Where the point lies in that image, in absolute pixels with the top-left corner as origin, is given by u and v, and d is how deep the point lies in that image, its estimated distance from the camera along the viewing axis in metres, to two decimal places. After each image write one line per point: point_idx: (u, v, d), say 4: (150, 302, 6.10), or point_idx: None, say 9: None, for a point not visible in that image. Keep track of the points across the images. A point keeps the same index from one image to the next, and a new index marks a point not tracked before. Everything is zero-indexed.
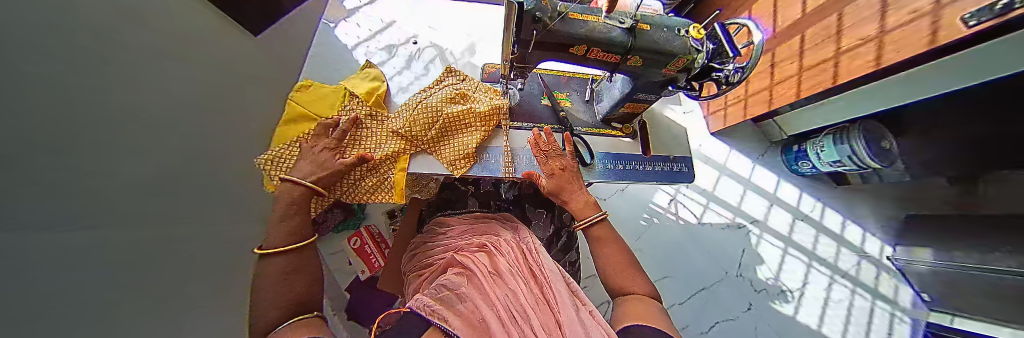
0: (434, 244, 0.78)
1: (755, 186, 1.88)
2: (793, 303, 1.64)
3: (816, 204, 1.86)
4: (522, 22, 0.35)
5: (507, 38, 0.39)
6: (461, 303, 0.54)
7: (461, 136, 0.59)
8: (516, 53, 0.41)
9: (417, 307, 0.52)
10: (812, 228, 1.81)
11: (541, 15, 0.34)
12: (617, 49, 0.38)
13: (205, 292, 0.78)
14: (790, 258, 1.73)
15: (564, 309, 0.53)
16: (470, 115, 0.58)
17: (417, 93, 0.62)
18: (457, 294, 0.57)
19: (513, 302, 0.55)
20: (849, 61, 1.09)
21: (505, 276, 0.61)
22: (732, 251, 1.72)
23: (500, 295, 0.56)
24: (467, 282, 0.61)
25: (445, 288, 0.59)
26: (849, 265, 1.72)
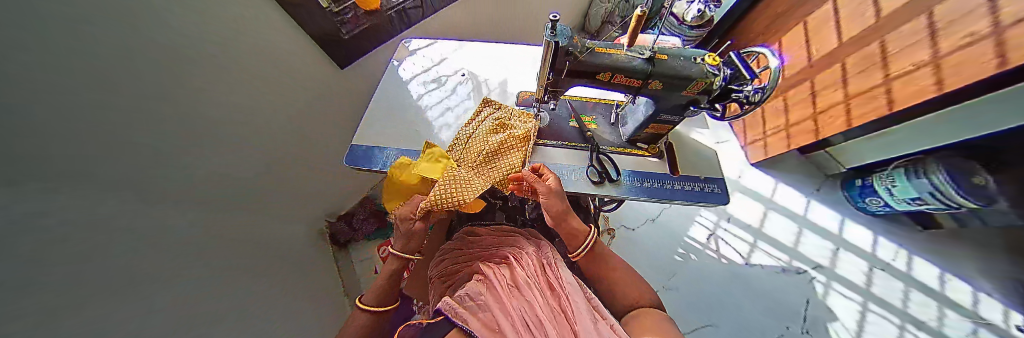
0: (460, 252, 0.83)
1: (812, 224, 1.66)
2: None
3: (899, 251, 1.57)
4: (558, 54, 0.43)
5: (543, 68, 0.47)
6: (481, 311, 0.57)
7: (506, 158, 0.65)
8: (550, 80, 0.49)
9: (440, 312, 0.56)
10: (897, 279, 1.50)
11: (572, 49, 0.43)
12: (639, 75, 0.45)
13: (247, 287, 0.86)
14: (873, 317, 1.41)
15: (580, 322, 0.53)
16: (511, 139, 0.65)
17: (464, 127, 0.72)
18: (477, 303, 0.60)
19: (528, 313, 0.57)
20: (903, 86, 1.02)
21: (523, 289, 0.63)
22: (792, 300, 1.46)
23: (518, 306, 0.58)
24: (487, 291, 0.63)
25: (466, 297, 0.62)
26: (963, 334, 1.35)
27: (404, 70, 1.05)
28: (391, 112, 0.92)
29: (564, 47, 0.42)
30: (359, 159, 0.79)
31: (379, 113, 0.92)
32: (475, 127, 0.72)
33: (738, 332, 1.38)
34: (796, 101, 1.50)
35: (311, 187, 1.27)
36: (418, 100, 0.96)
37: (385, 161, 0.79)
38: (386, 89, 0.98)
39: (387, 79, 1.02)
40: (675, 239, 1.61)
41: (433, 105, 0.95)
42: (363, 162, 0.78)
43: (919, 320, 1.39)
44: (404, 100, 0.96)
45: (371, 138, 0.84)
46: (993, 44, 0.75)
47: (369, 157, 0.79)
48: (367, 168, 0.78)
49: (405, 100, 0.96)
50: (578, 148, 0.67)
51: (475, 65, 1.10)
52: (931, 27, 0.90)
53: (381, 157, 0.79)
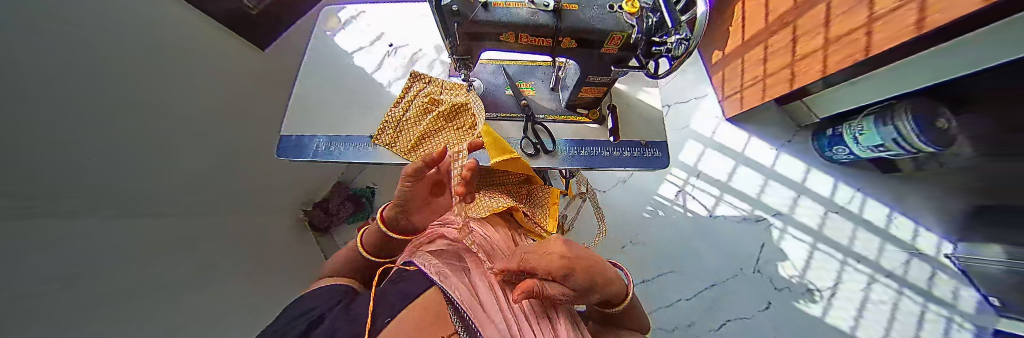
0: None
1: (778, 175, 1.71)
2: (821, 303, 1.46)
3: (856, 195, 1.65)
4: (444, 15, 0.38)
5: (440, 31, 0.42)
6: (462, 272, 0.55)
7: (447, 134, 0.62)
8: (454, 46, 0.44)
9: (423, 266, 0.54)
10: (849, 221, 1.61)
11: (461, 9, 0.37)
12: (545, 32, 0.39)
13: (244, 265, 0.90)
14: (820, 254, 1.55)
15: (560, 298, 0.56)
16: (441, 119, 0.62)
17: (393, 108, 0.65)
18: (461, 266, 0.57)
19: (507, 281, 0.55)
20: (884, 27, 0.94)
21: (506, 253, 0.61)
22: (751, 245, 1.59)
23: (500, 272, 0.56)
24: (468, 253, 0.61)
25: (447, 257, 0.60)
26: (895, 263, 1.50)
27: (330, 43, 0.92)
28: (320, 82, 0.83)
29: (446, 5, 0.36)
30: (290, 150, 0.73)
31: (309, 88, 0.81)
32: (406, 109, 0.65)
33: (698, 275, 1.53)
34: (778, 48, 1.38)
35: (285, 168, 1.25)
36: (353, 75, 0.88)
37: (316, 151, 0.73)
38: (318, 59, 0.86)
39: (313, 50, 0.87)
40: (646, 198, 1.66)
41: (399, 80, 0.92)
42: (294, 153, 0.73)
43: (861, 255, 1.54)
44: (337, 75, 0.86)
45: (307, 121, 0.77)
46: None
47: (301, 143, 0.74)
48: (301, 157, 0.73)
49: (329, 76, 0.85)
50: (514, 119, 0.63)
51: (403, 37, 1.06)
52: None
53: (311, 146, 0.74)
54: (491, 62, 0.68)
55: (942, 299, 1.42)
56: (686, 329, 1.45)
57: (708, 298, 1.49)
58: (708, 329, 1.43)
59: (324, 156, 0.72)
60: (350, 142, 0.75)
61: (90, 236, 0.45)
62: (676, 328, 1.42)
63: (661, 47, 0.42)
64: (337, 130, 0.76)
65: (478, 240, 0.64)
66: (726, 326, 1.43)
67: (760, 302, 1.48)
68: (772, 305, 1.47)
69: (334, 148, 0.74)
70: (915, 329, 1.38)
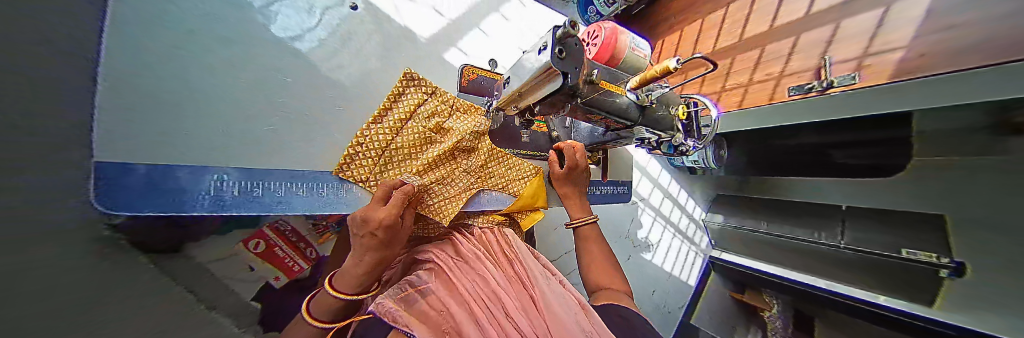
0: None
1: (648, 172, 2.17)
2: (652, 253, 2.18)
3: (680, 188, 2.28)
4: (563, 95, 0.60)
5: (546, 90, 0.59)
6: (427, 297, 0.60)
7: (450, 170, 0.68)
8: (548, 106, 0.67)
9: (380, 312, 0.53)
10: (673, 205, 2.25)
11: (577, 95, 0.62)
12: (623, 121, 0.74)
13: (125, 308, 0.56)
14: (656, 225, 2.22)
15: (538, 286, 0.68)
16: (449, 151, 0.67)
17: (381, 133, 0.63)
18: (420, 291, 0.62)
19: (479, 286, 0.65)
20: (727, 98, 1.35)
21: (474, 267, 0.69)
22: (625, 221, 2.13)
23: (470, 287, 0.64)
24: (434, 276, 0.66)
25: (409, 285, 0.63)
26: (690, 227, 2.30)
27: (202, 16, 0.66)
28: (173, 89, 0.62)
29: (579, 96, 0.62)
30: (134, 199, 0.50)
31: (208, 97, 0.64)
32: (399, 130, 0.65)
33: None
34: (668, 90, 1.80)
35: None
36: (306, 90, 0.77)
37: (213, 196, 0.57)
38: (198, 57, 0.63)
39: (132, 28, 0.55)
40: None
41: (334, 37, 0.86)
42: (133, 201, 0.50)
43: (677, 225, 2.27)
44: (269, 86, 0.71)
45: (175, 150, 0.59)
46: (773, 84, 1.15)
47: (148, 172, 0.53)
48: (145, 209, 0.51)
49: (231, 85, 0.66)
50: None
51: (374, 33, 0.95)
52: (758, 59, 1.20)
53: (202, 189, 0.57)
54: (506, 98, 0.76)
55: None
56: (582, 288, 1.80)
57: None
58: None
59: (237, 207, 0.59)
60: (282, 184, 0.66)
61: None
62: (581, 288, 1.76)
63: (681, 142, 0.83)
64: (300, 167, 0.70)
65: (442, 257, 0.71)
66: None
67: (624, 257, 2.09)
68: (630, 259, 2.13)
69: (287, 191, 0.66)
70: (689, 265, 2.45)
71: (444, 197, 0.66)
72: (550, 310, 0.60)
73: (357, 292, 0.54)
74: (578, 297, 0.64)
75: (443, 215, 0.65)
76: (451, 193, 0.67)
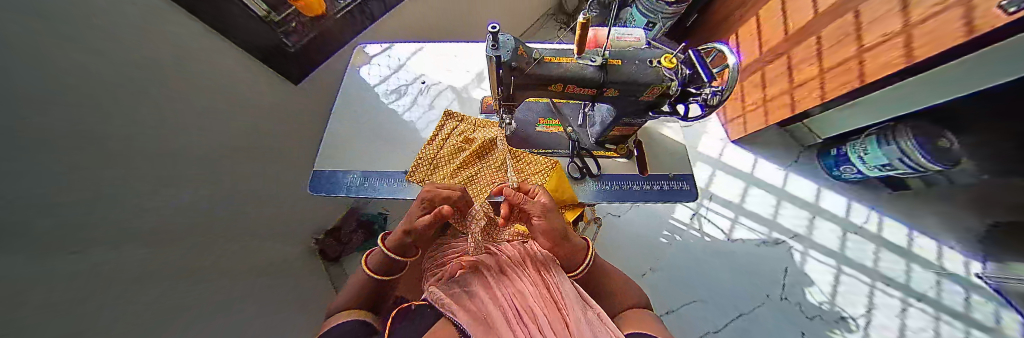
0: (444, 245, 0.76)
1: (790, 196, 1.69)
2: (856, 333, 1.40)
3: (870, 214, 1.65)
4: (502, 70, 0.41)
5: (492, 83, 0.46)
6: (468, 299, 0.50)
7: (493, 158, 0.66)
8: (502, 95, 0.48)
9: (431, 298, 0.49)
10: (868, 241, 1.60)
11: (517, 64, 0.41)
12: (590, 85, 0.43)
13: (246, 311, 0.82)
14: (846, 278, 1.51)
15: (572, 310, 0.45)
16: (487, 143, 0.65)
17: (426, 147, 0.69)
18: (467, 292, 0.52)
19: (516, 301, 0.49)
20: (872, 59, 1.02)
21: (511, 274, 0.56)
22: (774, 271, 1.54)
23: (506, 293, 0.51)
24: (477, 280, 0.56)
25: (456, 284, 0.55)
26: (925, 286, 1.49)
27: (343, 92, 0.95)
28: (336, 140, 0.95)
29: (506, 63, 0.40)
30: (324, 187, 0.74)
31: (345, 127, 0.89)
32: (440, 147, 0.69)
33: (724, 304, 1.47)
34: (773, 76, 1.48)
35: (294, 205, 1.22)
36: (394, 134, 0.87)
37: (349, 186, 0.74)
38: (341, 120, 0.88)
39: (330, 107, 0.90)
40: (661, 221, 1.64)
41: (400, 98, 0.96)
42: (320, 187, 0.73)
43: (887, 277, 1.52)
44: (377, 130, 0.87)
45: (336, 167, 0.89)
46: (961, 11, 0.73)
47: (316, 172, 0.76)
48: (333, 193, 0.73)
49: (358, 133, 0.85)
50: (546, 154, 0.66)
51: None
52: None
53: (345, 181, 0.74)
54: (528, 99, 0.71)
55: (982, 324, 1.39)
56: None
57: (738, 329, 1.42)
58: None
59: (358, 192, 0.72)
60: (385, 178, 0.76)
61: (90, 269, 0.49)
62: None
63: (696, 97, 0.45)
64: (371, 165, 0.78)
65: (488, 265, 0.60)
66: None
67: (794, 334, 1.41)
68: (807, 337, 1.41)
69: (369, 184, 0.75)
70: None
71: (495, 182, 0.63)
72: None
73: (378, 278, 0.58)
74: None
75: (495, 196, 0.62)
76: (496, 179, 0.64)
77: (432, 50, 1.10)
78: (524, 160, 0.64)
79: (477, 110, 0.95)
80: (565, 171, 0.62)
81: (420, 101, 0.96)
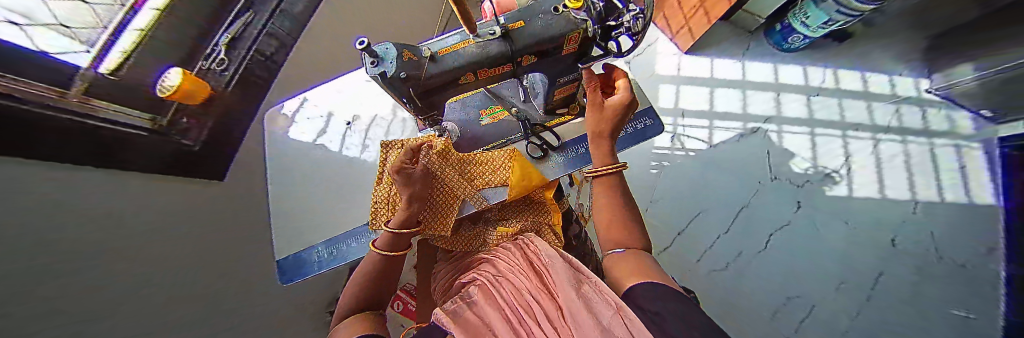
0: (443, 274, 0.71)
1: (753, 84, 1.73)
2: (843, 183, 1.52)
3: (825, 72, 1.72)
4: (394, 84, 0.35)
5: (396, 98, 0.40)
6: (468, 310, 0.45)
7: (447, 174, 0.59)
8: (416, 108, 0.42)
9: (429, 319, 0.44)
10: (831, 97, 1.68)
11: (409, 72, 0.35)
12: (501, 61, 0.37)
13: None
14: (821, 139, 1.61)
15: (563, 291, 0.39)
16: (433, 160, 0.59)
17: (377, 186, 0.63)
18: (468, 303, 0.47)
19: (514, 301, 0.44)
20: None
21: (509, 274, 0.51)
22: (759, 157, 1.61)
23: (505, 296, 0.46)
24: (477, 289, 0.51)
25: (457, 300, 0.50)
26: (887, 117, 1.60)
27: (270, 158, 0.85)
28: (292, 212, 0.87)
29: (394, 75, 0.33)
30: (294, 273, 0.67)
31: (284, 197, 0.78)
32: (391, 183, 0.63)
33: (725, 205, 1.54)
34: None
35: None
36: (348, 189, 0.79)
37: (318, 261, 0.68)
38: (281, 193, 0.77)
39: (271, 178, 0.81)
40: (646, 154, 1.66)
41: (338, 144, 0.86)
42: (292, 274, 0.67)
43: (855, 123, 1.61)
44: (327, 191, 0.78)
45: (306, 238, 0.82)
46: None
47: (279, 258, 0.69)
48: (305, 275, 0.67)
49: (306, 202, 0.76)
50: (501, 146, 0.61)
51: None
52: None
53: (313, 258, 0.68)
54: (451, 99, 0.65)
55: (941, 131, 1.53)
56: (739, 258, 1.46)
57: (743, 222, 1.51)
58: (757, 250, 1.45)
59: (330, 263, 0.66)
60: (351, 237, 0.69)
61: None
62: (741, 252, 1.45)
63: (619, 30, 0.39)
64: (332, 231, 0.71)
65: (485, 274, 0.55)
66: (772, 240, 1.46)
67: (791, 205, 1.52)
68: (803, 203, 1.51)
69: (336, 251, 0.68)
70: (934, 177, 1.46)
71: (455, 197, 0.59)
72: (576, 318, 0.32)
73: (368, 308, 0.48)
74: (613, 298, 0.32)
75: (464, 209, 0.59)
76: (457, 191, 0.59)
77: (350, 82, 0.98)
78: (482, 160, 0.59)
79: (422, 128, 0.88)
80: (524, 156, 0.58)
81: (362, 141, 0.88)
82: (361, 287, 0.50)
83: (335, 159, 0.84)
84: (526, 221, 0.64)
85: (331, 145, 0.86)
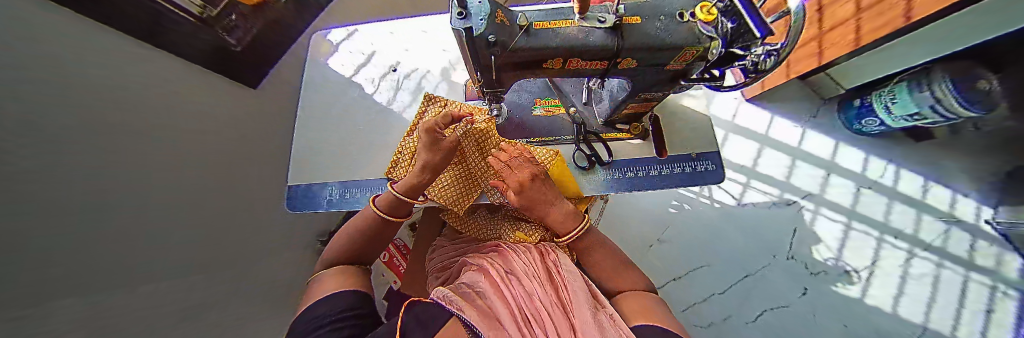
0: (443, 250, 0.69)
1: (806, 154, 1.61)
2: (859, 285, 1.43)
3: (888, 166, 1.58)
4: (476, 47, 0.30)
5: (468, 62, 0.36)
6: (480, 298, 0.43)
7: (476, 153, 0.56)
8: (484, 79, 0.38)
9: (439, 296, 0.42)
10: (883, 195, 1.55)
11: (497, 38, 0.29)
12: (602, 55, 0.32)
13: None
14: (855, 234, 1.50)
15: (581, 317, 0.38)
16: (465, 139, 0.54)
17: (406, 138, 0.60)
18: (478, 290, 0.45)
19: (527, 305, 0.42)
20: None
21: (521, 273, 0.48)
22: (783, 231, 1.53)
23: (515, 297, 0.43)
24: (486, 277, 0.49)
25: (465, 283, 0.48)
26: (933, 235, 1.48)
27: (308, 80, 0.83)
28: None
29: (481, 36, 0.28)
30: (303, 203, 0.66)
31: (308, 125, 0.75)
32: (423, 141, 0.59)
33: (731, 267, 1.47)
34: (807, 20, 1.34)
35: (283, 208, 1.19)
36: (375, 135, 0.76)
37: (329, 199, 0.67)
38: (308, 120, 0.76)
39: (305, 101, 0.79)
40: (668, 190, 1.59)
41: (374, 88, 0.84)
42: (302, 205, 0.66)
43: (897, 229, 1.50)
44: (353, 132, 0.76)
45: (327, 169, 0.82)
46: None
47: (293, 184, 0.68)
48: (314, 209, 0.66)
49: (332, 135, 0.74)
50: (549, 143, 0.57)
51: None
52: None
53: (324, 194, 0.67)
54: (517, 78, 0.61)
55: (986, 268, 1.41)
56: (724, 322, 1.42)
57: (743, 289, 1.45)
58: (745, 322, 1.40)
59: (340, 206, 0.65)
60: (366, 188, 0.68)
61: (69, 308, 0.48)
62: (728, 318, 1.41)
63: (742, 61, 0.34)
64: (348, 175, 0.69)
65: (495, 264, 0.52)
66: (763, 317, 1.41)
67: (796, 289, 1.45)
68: (808, 292, 1.44)
69: (350, 195, 0.67)
70: (957, 310, 1.37)
71: (478, 179, 0.56)
72: None
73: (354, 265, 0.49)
74: None
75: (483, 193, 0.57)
76: (482, 174, 0.57)
77: (400, 25, 0.94)
78: (529, 153, 0.54)
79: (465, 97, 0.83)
80: (569, 162, 0.54)
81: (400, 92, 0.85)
82: (344, 239, 0.50)
83: (369, 102, 0.82)
84: (545, 230, 0.61)
85: (370, 87, 0.84)
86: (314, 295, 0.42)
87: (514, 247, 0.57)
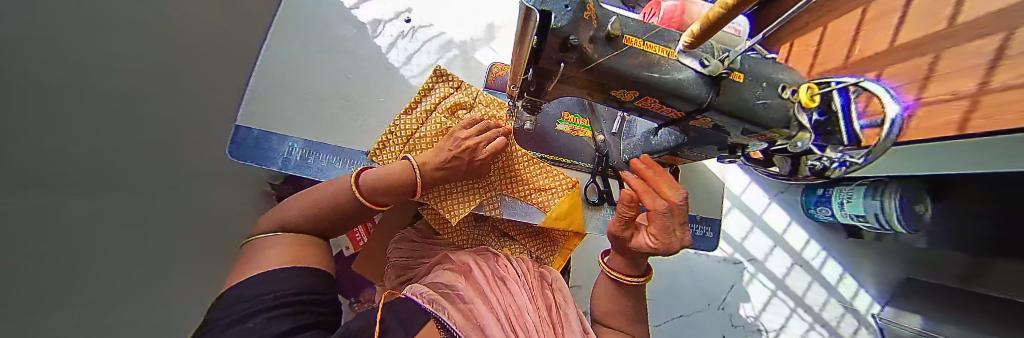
0: (417, 244, 0.62)
1: (765, 224, 1.76)
2: None
3: (821, 252, 1.79)
4: (546, 45, 0.23)
5: (519, 61, 0.28)
6: (462, 301, 0.37)
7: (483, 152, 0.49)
8: (533, 82, 0.30)
9: (414, 293, 0.35)
10: (808, 274, 1.76)
11: (575, 41, 0.22)
12: (687, 105, 0.29)
13: None
14: (776, 300, 1.70)
15: None
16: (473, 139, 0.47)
17: (403, 116, 0.51)
18: (459, 292, 0.39)
19: (515, 317, 0.36)
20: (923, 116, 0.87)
21: (510, 282, 0.43)
22: (723, 285, 1.67)
23: (503, 304, 0.38)
24: (467, 279, 0.43)
25: (443, 282, 0.41)
26: (833, 316, 1.72)
27: None
28: None
29: (564, 36, 0.21)
30: (250, 154, 0.53)
31: (280, 50, 0.60)
32: (423, 122, 0.51)
33: (670, 305, 1.59)
34: None
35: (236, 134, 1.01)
36: (367, 86, 0.65)
37: (287, 158, 0.55)
38: (283, 40, 0.60)
39: (281, 14, 0.62)
40: None
41: (379, 30, 0.72)
42: (249, 156, 0.53)
43: (808, 305, 1.72)
44: (341, 73, 0.63)
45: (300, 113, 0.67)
46: None
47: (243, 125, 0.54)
48: (266, 165, 0.54)
49: (310, 74, 0.61)
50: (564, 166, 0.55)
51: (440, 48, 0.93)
52: (994, 56, 0.71)
53: (281, 150, 0.55)
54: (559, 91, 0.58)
55: None
56: None
57: (674, 326, 1.57)
58: None
59: (299, 170, 0.54)
60: (340, 153, 0.58)
61: None
62: None
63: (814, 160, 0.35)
64: (320, 133, 0.58)
65: (479, 267, 0.46)
66: None
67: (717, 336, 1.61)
68: None
69: (317, 158, 0.56)
70: None
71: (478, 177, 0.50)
72: None
73: (307, 237, 0.36)
74: None
75: (477, 197, 0.50)
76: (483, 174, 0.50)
77: None
78: (544, 172, 0.51)
79: (483, 84, 0.74)
80: (581, 194, 0.53)
81: (411, 48, 0.76)
82: (315, 201, 0.38)
83: (367, 43, 0.69)
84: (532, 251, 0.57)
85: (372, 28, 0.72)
86: (254, 265, 0.29)
87: (499, 256, 0.52)
